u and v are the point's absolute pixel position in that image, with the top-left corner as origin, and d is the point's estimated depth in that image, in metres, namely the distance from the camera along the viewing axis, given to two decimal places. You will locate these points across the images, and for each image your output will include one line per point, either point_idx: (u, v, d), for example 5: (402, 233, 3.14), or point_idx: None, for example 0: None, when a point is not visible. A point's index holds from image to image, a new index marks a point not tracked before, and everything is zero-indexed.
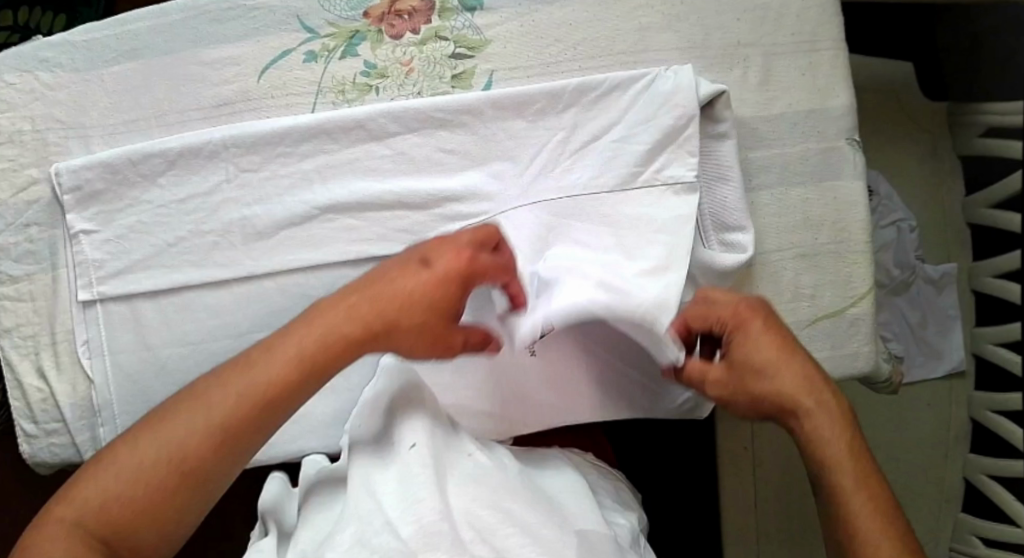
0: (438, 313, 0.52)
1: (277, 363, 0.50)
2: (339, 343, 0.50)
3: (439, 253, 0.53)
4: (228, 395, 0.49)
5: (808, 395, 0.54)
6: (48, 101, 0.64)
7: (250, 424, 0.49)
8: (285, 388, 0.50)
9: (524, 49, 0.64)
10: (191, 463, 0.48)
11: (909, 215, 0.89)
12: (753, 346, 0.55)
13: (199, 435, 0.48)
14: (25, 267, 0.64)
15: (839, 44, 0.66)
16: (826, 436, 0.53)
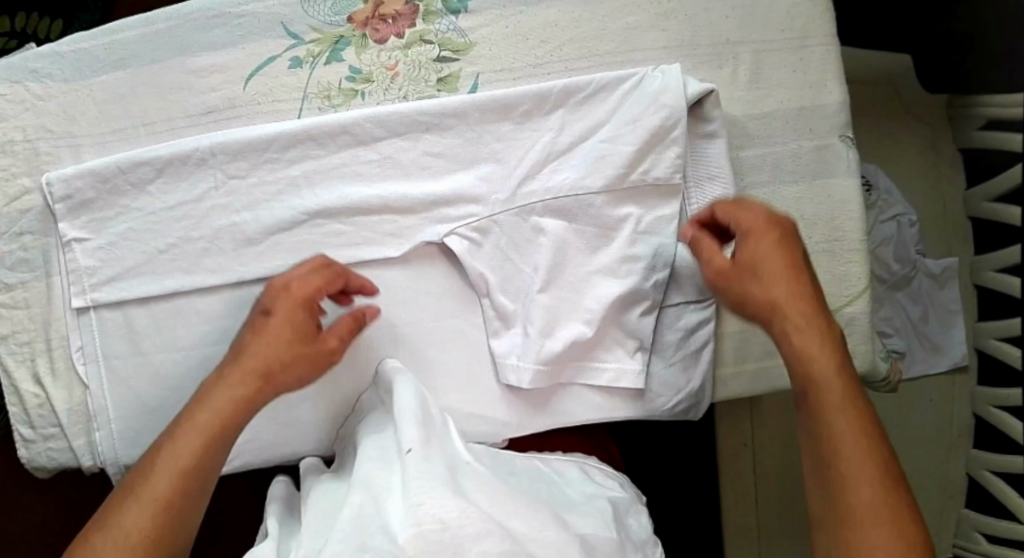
0: (270, 349, 0.55)
1: (206, 424, 0.53)
2: (234, 400, 0.54)
3: (273, 297, 0.56)
4: (172, 452, 0.52)
5: (814, 333, 0.53)
6: (38, 112, 0.64)
7: (192, 484, 0.52)
8: (221, 437, 0.53)
9: (510, 50, 0.63)
10: (155, 525, 0.50)
11: (909, 210, 0.86)
12: (761, 249, 0.55)
13: (153, 505, 0.50)
14: (19, 275, 0.64)
15: (830, 40, 0.65)
16: (829, 379, 0.51)
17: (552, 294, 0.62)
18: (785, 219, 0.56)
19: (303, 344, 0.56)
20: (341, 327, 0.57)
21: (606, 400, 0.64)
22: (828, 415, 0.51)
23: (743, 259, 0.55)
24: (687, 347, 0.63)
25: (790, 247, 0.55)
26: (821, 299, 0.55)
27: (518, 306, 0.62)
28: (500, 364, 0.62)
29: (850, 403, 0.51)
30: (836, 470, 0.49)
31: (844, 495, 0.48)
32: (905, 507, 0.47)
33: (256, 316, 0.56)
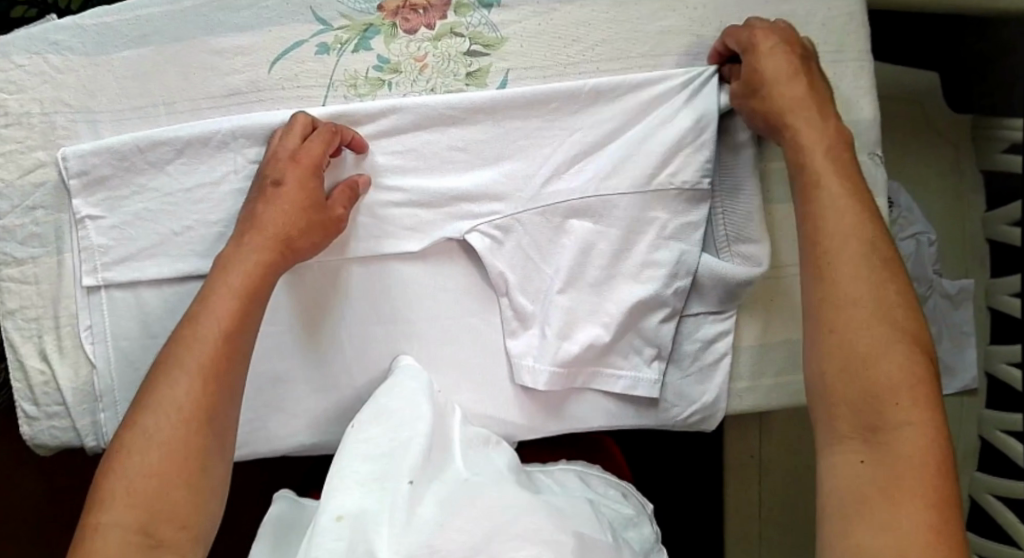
0: (288, 175, 0.56)
1: (216, 317, 0.51)
2: (259, 273, 0.53)
3: (279, 170, 0.56)
4: (187, 353, 0.49)
5: (835, 201, 0.52)
6: (57, 85, 0.63)
7: (226, 361, 0.50)
8: (237, 330, 0.51)
9: (541, 48, 0.63)
10: (192, 432, 0.47)
11: (928, 228, 0.84)
12: (769, 61, 0.57)
13: (191, 383, 0.48)
14: (29, 250, 0.63)
15: (864, 56, 0.64)
16: (840, 232, 0.51)
17: (571, 297, 0.61)
18: (795, 38, 0.58)
19: (316, 211, 0.56)
20: (344, 199, 0.58)
21: (618, 406, 0.64)
22: (836, 270, 0.50)
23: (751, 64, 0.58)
24: (703, 359, 0.63)
25: (804, 70, 0.57)
26: (830, 107, 0.57)
27: (536, 308, 0.62)
28: (515, 365, 0.61)
29: (863, 263, 0.49)
30: (837, 315, 0.49)
31: (851, 319, 0.48)
32: (930, 379, 0.46)
33: (267, 185, 0.56)
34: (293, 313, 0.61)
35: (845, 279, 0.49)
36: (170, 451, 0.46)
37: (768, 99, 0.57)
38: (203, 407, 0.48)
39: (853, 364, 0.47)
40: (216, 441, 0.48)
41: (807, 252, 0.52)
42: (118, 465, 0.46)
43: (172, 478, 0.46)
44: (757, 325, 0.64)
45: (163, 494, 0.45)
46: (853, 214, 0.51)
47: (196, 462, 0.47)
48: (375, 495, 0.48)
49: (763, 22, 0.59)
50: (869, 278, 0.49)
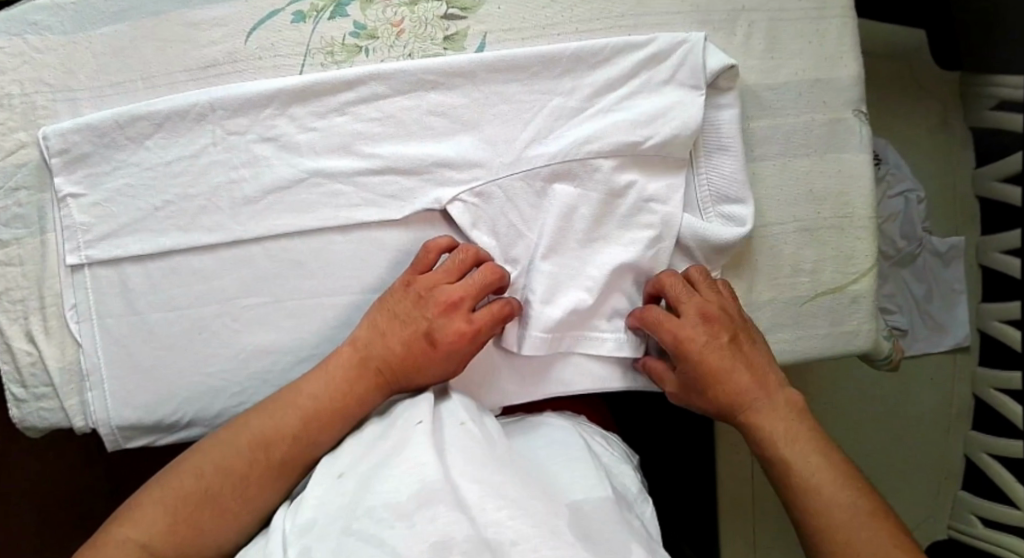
0: (422, 306, 0.57)
1: (299, 414, 0.54)
2: (350, 395, 0.56)
3: (410, 294, 0.57)
4: (257, 429, 0.54)
5: (822, 462, 0.55)
6: (36, 64, 0.62)
7: (294, 456, 0.54)
8: (312, 433, 0.55)
9: (519, 10, 0.62)
10: (235, 502, 0.53)
11: (917, 186, 0.86)
12: (712, 352, 0.58)
13: (249, 457, 0.53)
14: (13, 231, 0.62)
15: (845, 12, 0.64)
16: (846, 504, 0.52)
17: (554, 262, 0.61)
18: (734, 315, 0.59)
19: (419, 344, 0.57)
20: (451, 331, 0.57)
21: (606, 370, 0.63)
22: (851, 538, 0.51)
23: (710, 373, 0.58)
24: None
25: (737, 335, 0.59)
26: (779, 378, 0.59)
27: (520, 272, 0.61)
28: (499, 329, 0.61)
29: (868, 519, 0.52)
30: None
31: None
32: None
33: (402, 287, 0.58)
34: (287, 284, 0.62)
35: (862, 543, 0.51)
36: (212, 506, 0.52)
37: (716, 390, 0.58)
38: (253, 484, 0.53)
39: None
40: (248, 513, 0.53)
41: (811, 525, 0.53)
42: (159, 488, 0.52)
43: (199, 515, 0.52)
44: None
45: (188, 525, 0.51)
46: (841, 487, 0.53)
47: (218, 514, 0.52)
48: (372, 452, 0.51)
49: (699, 285, 0.60)
50: (872, 520, 0.52)
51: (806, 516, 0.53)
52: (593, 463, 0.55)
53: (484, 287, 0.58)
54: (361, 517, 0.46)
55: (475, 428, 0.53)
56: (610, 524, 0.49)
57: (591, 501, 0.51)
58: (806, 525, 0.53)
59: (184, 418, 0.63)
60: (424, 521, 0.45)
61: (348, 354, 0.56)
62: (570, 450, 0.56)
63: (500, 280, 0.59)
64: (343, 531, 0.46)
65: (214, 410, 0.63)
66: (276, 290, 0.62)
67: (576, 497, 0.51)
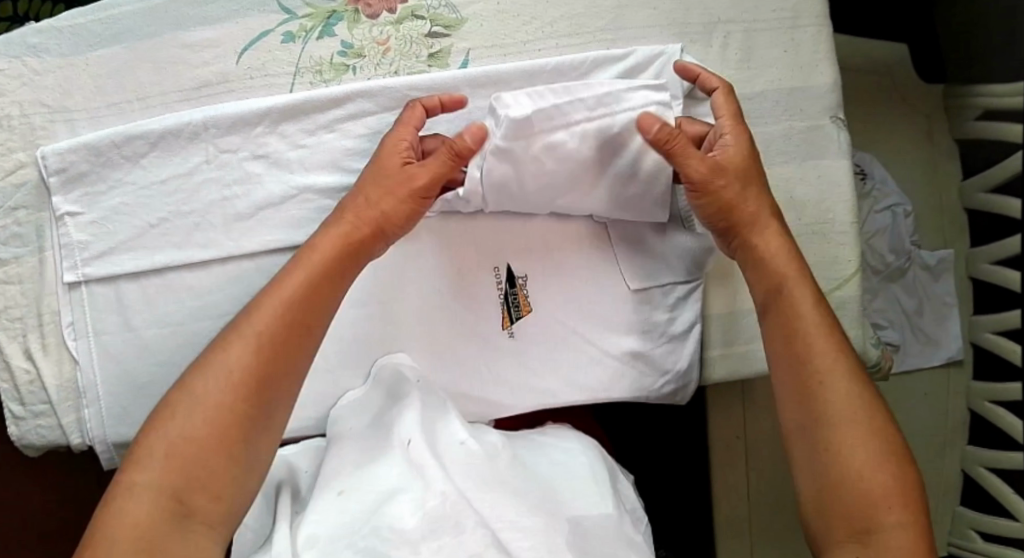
0: (397, 151, 0.57)
1: (271, 322, 0.50)
2: (313, 293, 0.52)
3: (382, 150, 0.57)
4: (230, 358, 0.49)
5: (842, 373, 0.51)
6: (35, 87, 0.64)
7: (270, 376, 0.49)
8: (289, 330, 0.51)
9: (501, 27, 0.64)
10: (219, 442, 0.47)
11: (904, 199, 0.86)
12: (737, 154, 0.57)
13: (220, 394, 0.47)
14: (12, 250, 0.63)
15: (820, 21, 0.65)
16: (850, 415, 0.50)
17: (541, 276, 0.63)
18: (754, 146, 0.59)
19: (404, 182, 0.56)
20: (434, 166, 0.56)
21: (594, 381, 0.63)
22: (843, 447, 0.49)
23: (738, 217, 0.57)
24: (674, 329, 0.64)
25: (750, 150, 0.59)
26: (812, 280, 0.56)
27: (507, 284, 0.63)
28: (488, 338, 0.62)
29: (868, 435, 0.49)
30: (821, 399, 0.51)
31: (864, 498, 0.47)
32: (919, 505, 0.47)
33: (361, 173, 0.57)
34: None
35: (852, 459, 0.49)
36: (203, 459, 0.46)
37: (740, 235, 0.58)
38: (237, 414, 0.47)
39: (847, 481, 0.48)
40: (244, 454, 0.47)
41: (810, 423, 0.51)
42: (142, 459, 0.45)
43: (187, 473, 0.45)
44: (725, 296, 0.65)
45: (190, 483, 0.45)
46: (856, 403, 0.50)
47: (223, 459, 0.46)
48: (377, 473, 0.50)
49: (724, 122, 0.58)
50: (870, 439, 0.49)
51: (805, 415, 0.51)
52: (597, 481, 0.55)
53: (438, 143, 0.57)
54: (367, 535, 0.46)
55: (474, 444, 0.53)
56: (614, 542, 0.50)
57: (596, 520, 0.52)
58: (803, 423, 0.51)
59: None
60: (429, 548, 0.45)
61: (309, 256, 0.53)
62: (572, 463, 0.57)
63: (481, 124, 0.58)
64: (350, 548, 0.46)
65: None
66: None
67: (581, 516, 0.52)
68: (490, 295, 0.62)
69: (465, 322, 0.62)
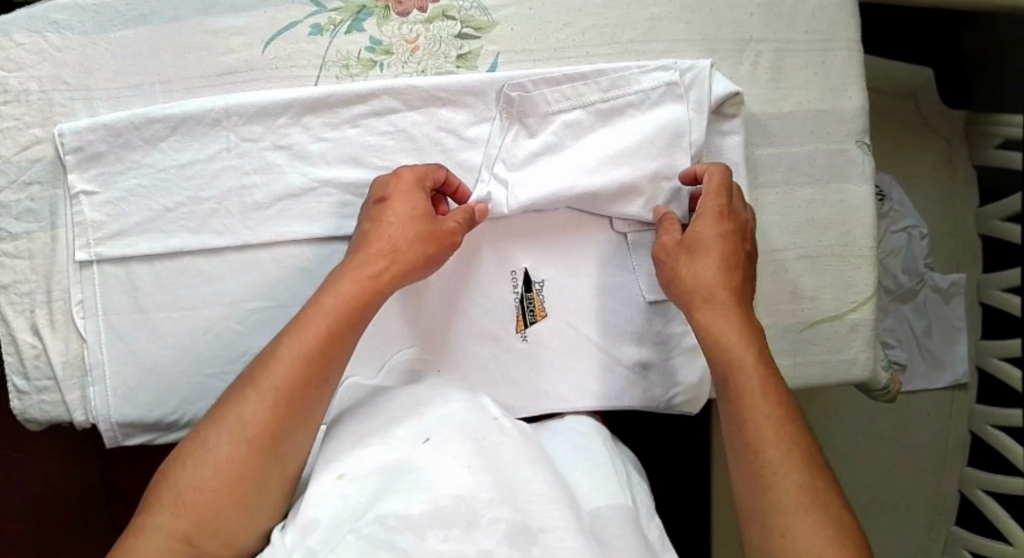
0: (420, 193, 0.58)
1: (289, 372, 0.50)
2: (325, 342, 0.52)
3: (391, 187, 0.58)
4: (250, 411, 0.49)
5: (798, 445, 0.50)
6: (55, 63, 0.63)
7: (281, 424, 0.50)
8: (304, 382, 0.51)
9: (532, 32, 0.63)
10: (225, 491, 0.48)
11: (920, 223, 0.87)
12: (708, 229, 0.57)
13: (233, 444, 0.48)
14: (24, 225, 0.63)
15: (853, 45, 0.65)
16: (794, 480, 0.48)
17: (559, 282, 0.63)
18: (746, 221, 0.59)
19: (426, 228, 0.57)
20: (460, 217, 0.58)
21: (604, 389, 0.63)
22: (786, 510, 0.48)
23: (696, 294, 0.56)
24: (687, 342, 0.64)
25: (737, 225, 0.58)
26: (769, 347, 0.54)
27: (524, 288, 0.62)
28: (502, 340, 0.62)
29: (814, 507, 0.48)
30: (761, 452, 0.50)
31: None
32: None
33: (373, 204, 0.58)
34: (293, 290, 0.63)
35: (800, 532, 0.47)
36: (217, 507, 0.47)
37: (703, 311, 0.55)
38: (247, 464, 0.48)
39: (794, 545, 0.47)
40: (262, 500, 0.49)
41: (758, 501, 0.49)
42: (160, 501, 0.48)
43: (200, 521, 0.47)
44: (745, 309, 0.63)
45: (202, 525, 0.47)
46: (804, 474, 0.49)
47: (232, 507, 0.48)
48: (386, 460, 0.49)
49: (734, 193, 0.60)
50: (820, 502, 0.48)
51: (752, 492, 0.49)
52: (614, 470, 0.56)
53: (425, 174, 0.58)
54: (371, 519, 0.46)
55: (508, 422, 0.53)
56: (631, 538, 0.49)
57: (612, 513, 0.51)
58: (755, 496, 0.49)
59: (184, 417, 0.63)
60: (435, 535, 0.45)
61: (331, 304, 0.53)
62: (588, 455, 0.57)
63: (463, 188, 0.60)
64: (350, 532, 0.45)
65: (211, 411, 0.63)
66: (281, 295, 0.63)
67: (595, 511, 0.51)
68: (508, 298, 0.62)
69: (482, 322, 0.62)
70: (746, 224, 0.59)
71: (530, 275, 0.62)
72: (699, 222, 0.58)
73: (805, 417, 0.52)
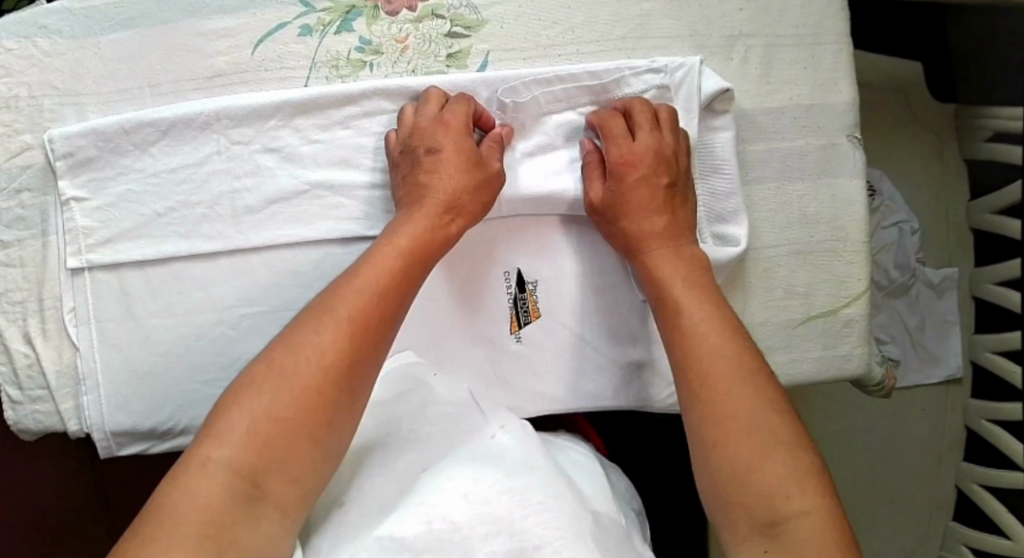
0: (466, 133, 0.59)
1: (358, 305, 0.51)
2: (399, 277, 0.53)
3: (438, 133, 0.58)
4: (322, 341, 0.49)
5: (743, 402, 0.49)
6: (45, 69, 0.63)
7: (355, 359, 0.49)
8: (378, 317, 0.51)
9: (521, 30, 0.63)
10: (297, 423, 0.47)
11: (912, 217, 0.87)
12: (628, 181, 0.59)
13: (310, 372, 0.48)
14: (15, 233, 0.63)
15: (842, 38, 0.65)
16: (739, 399, 0.49)
17: (551, 281, 0.62)
18: (673, 153, 0.59)
19: (477, 172, 0.58)
20: (493, 150, 0.59)
21: (600, 388, 0.63)
22: (727, 431, 0.48)
23: (634, 242, 0.58)
24: None
25: (660, 159, 0.59)
26: (705, 275, 0.57)
27: (518, 288, 0.62)
28: (497, 341, 0.62)
29: (760, 425, 0.48)
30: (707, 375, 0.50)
31: (759, 490, 0.46)
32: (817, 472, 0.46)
33: (420, 153, 0.58)
34: (286, 294, 0.62)
35: (740, 447, 0.47)
36: (289, 436, 0.46)
37: (643, 255, 0.58)
38: (323, 394, 0.48)
39: (738, 465, 0.47)
40: (337, 433, 0.48)
41: (713, 479, 0.48)
42: (224, 435, 0.46)
43: (269, 453, 0.46)
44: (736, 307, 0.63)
45: (271, 460, 0.46)
46: (748, 393, 0.49)
47: (306, 443, 0.47)
48: (385, 496, 0.50)
49: (645, 128, 0.59)
50: (773, 454, 0.46)
51: (703, 467, 0.48)
52: (609, 489, 0.57)
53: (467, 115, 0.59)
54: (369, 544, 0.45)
55: (505, 437, 0.54)
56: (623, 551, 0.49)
57: (608, 522, 0.52)
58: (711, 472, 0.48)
59: (177, 425, 0.63)
60: None
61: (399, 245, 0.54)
62: (586, 474, 0.58)
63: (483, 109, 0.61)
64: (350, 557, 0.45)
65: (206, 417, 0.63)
66: (274, 299, 0.62)
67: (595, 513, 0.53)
68: (502, 298, 0.62)
69: (477, 323, 0.62)
70: (675, 151, 0.59)
71: (522, 275, 0.62)
72: (619, 169, 0.59)
73: (750, 337, 0.53)
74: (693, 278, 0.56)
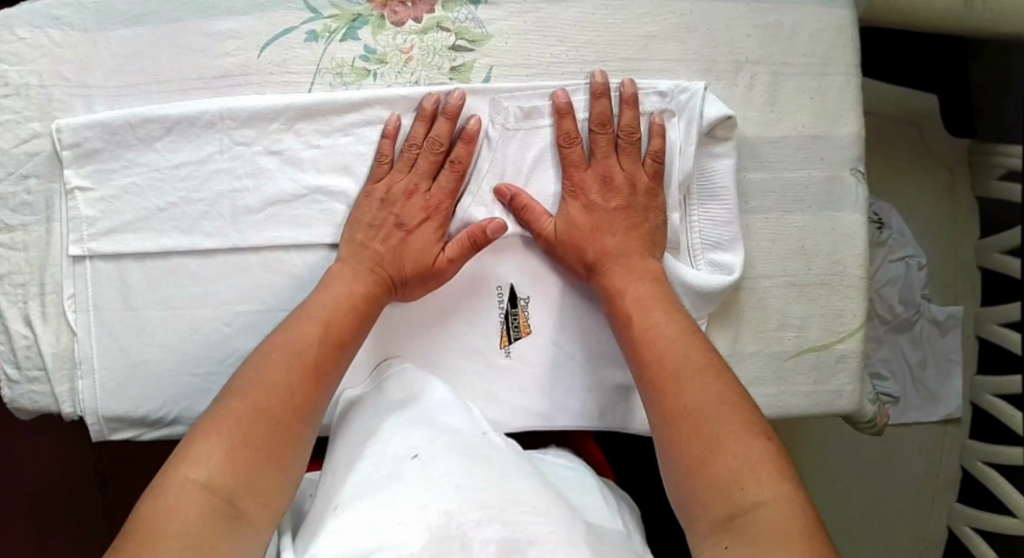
0: (438, 205, 0.60)
1: (311, 337, 0.54)
2: (356, 313, 0.57)
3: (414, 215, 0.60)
4: (276, 374, 0.52)
5: (695, 399, 0.49)
6: (57, 59, 0.64)
7: (305, 394, 0.52)
8: (329, 352, 0.55)
9: (525, 47, 0.63)
10: (261, 436, 0.49)
11: (919, 252, 0.86)
12: (580, 208, 0.59)
13: (268, 396, 0.50)
14: (20, 218, 0.64)
15: (851, 70, 0.64)
16: (699, 399, 0.49)
17: (543, 298, 0.62)
18: (622, 177, 0.59)
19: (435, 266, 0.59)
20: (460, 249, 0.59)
21: (587, 408, 0.62)
22: (688, 432, 0.48)
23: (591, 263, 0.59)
24: None
25: (613, 182, 0.59)
26: (665, 286, 0.57)
27: (510, 302, 0.62)
28: (485, 355, 0.62)
29: (719, 418, 0.48)
30: (668, 381, 0.51)
31: (719, 481, 0.46)
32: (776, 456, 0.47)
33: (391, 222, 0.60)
34: (280, 295, 0.63)
35: (701, 444, 0.48)
36: (256, 449, 0.48)
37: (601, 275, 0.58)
38: (280, 415, 0.50)
39: (698, 458, 0.47)
40: (297, 450, 0.50)
41: (678, 479, 0.48)
42: (192, 457, 0.47)
43: (241, 467, 0.47)
44: (727, 335, 0.62)
45: (243, 474, 0.47)
46: (707, 390, 0.50)
47: (274, 456, 0.49)
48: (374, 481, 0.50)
49: (598, 152, 0.59)
50: (731, 445, 0.47)
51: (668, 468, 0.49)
52: (604, 501, 0.57)
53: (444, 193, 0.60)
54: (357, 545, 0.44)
55: (496, 436, 0.54)
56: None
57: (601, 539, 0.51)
58: (672, 474, 0.48)
59: (167, 415, 0.63)
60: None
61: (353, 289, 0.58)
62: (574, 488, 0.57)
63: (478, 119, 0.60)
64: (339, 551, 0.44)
65: (195, 410, 0.63)
66: (268, 299, 0.63)
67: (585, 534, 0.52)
68: (494, 311, 0.62)
69: (467, 335, 0.62)
70: (635, 171, 0.60)
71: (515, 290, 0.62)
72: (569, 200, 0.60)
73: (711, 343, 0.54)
74: (654, 285, 0.57)
